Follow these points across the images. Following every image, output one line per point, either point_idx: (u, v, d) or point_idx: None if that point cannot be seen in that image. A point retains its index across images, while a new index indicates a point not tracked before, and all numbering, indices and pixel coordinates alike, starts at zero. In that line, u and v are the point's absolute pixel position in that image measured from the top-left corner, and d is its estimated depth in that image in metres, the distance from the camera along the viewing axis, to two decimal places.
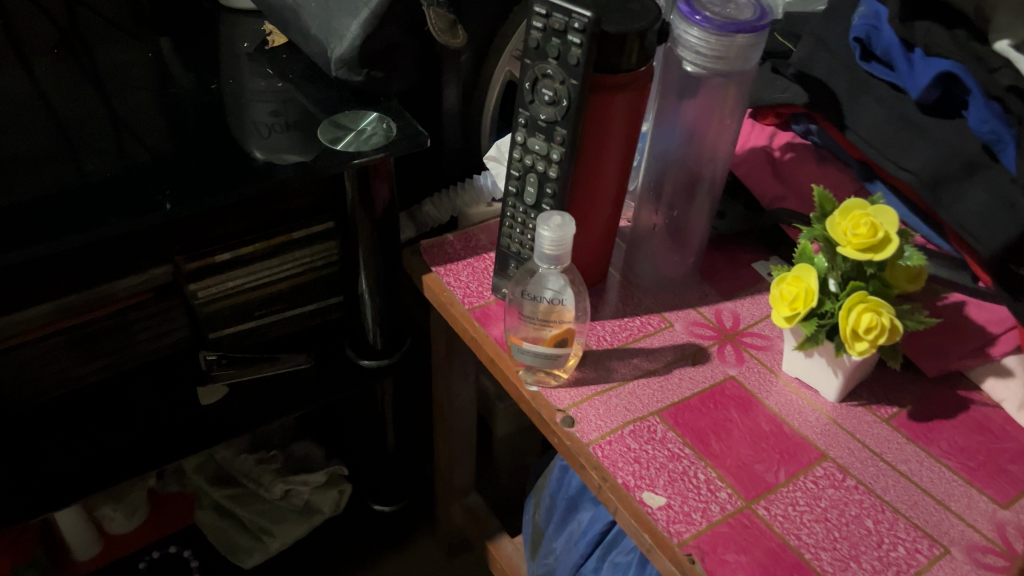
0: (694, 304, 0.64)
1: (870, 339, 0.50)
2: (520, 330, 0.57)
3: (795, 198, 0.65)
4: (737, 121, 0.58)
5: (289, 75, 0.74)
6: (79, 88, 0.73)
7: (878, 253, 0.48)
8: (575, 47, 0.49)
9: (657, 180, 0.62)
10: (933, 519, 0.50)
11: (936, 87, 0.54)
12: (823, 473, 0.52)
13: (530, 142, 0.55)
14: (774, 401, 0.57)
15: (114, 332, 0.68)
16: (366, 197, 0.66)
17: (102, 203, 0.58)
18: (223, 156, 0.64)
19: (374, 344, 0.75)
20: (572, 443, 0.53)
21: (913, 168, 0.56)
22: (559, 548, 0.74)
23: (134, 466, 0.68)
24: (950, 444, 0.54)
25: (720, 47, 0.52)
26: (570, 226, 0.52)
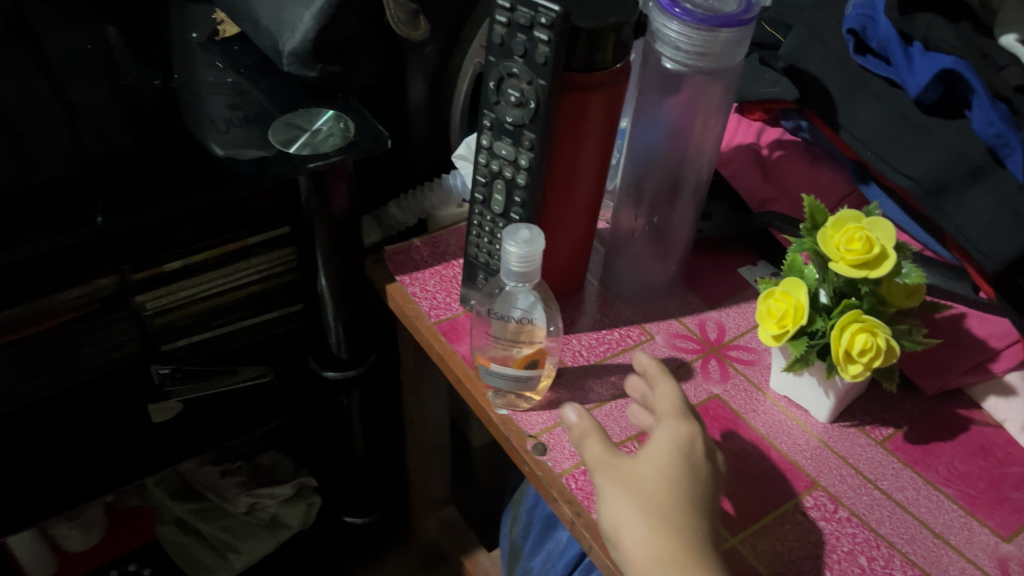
0: (677, 314, 0.60)
1: (864, 362, 0.46)
2: (488, 349, 0.53)
3: (785, 200, 0.61)
4: (722, 121, 0.54)
5: (242, 68, 0.68)
6: (22, 79, 0.68)
7: (874, 270, 0.44)
8: (542, 44, 0.45)
9: (637, 183, 0.58)
10: (931, 555, 0.46)
11: (937, 86, 0.50)
12: (813, 503, 0.48)
13: (496, 146, 0.51)
14: (760, 422, 0.53)
15: (56, 348, 0.64)
16: (324, 200, 0.61)
17: (32, 214, 0.54)
18: (168, 156, 0.59)
19: (339, 355, 0.72)
20: (543, 473, 0.49)
21: (913, 173, 0.52)
22: (536, 567, 0.70)
23: (81, 492, 0.64)
24: (949, 470, 0.50)
25: (703, 43, 0.48)
26: (540, 240, 0.47)
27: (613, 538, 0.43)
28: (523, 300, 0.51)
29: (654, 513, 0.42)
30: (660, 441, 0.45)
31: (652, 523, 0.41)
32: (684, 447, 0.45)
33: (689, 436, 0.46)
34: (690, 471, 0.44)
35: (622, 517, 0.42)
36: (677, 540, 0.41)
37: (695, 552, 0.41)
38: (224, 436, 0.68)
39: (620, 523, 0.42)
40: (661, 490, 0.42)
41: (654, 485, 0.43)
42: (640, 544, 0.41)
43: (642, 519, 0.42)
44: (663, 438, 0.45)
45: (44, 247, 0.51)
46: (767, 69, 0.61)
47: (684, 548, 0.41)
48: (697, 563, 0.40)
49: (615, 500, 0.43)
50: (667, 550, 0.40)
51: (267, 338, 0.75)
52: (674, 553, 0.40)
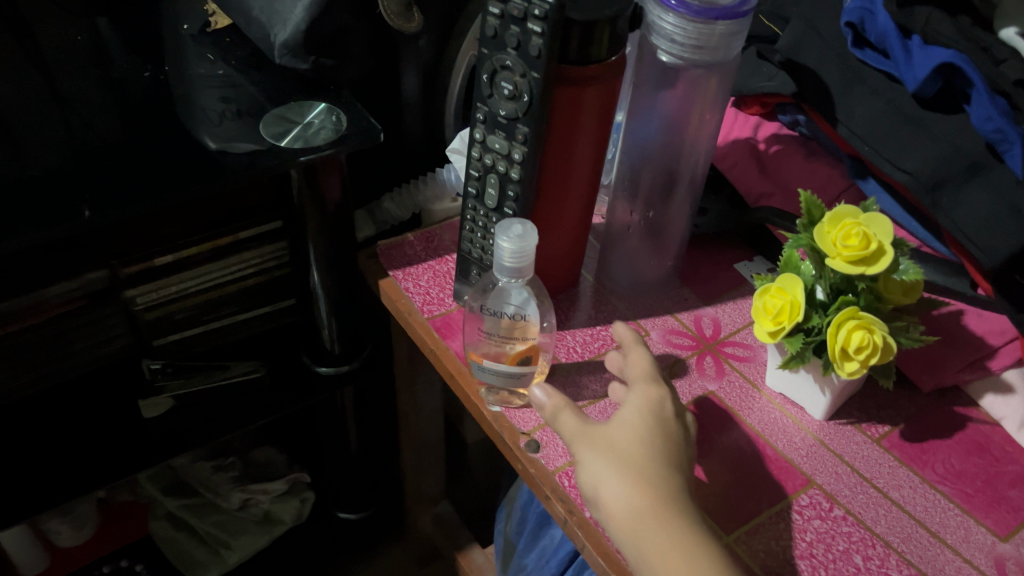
0: (672, 310, 0.60)
1: (860, 359, 0.45)
2: (480, 345, 0.52)
3: (782, 195, 0.61)
4: (718, 115, 0.53)
5: (233, 60, 0.68)
6: (13, 71, 0.67)
7: (871, 267, 0.44)
8: (535, 36, 0.44)
9: (632, 178, 0.57)
10: (927, 555, 0.46)
11: (935, 81, 0.49)
12: (808, 502, 0.48)
13: (490, 140, 0.50)
14: (755, 420, 0.53)
15: (46, 342, 0.63)
16: (317, 194, 0.61)
17: (20, 207, 0.53)
18: (158, 149, 0.59)
19: (332, 351, 0.72)
20: (536, 471, 0.48)
21: (910, 168, 0.51)
22: (530, 564, 0.70)
23: (71, 489, 0.63)
24: (946, 469, 0.50)
25: (699, 35, 0.47)
26: (533, 235, 0.47)
27: (591, 497, 0.43)
28: (517, 296, 0.51)
29: (629, 468, 0.43)
30: (631, 406, 0.47)
31: (627, 476, 0.42)
32: (654, 411, 0.46)
33: (659, 401, 0.47)
34: (661, 431, 0.45)
35: (598, 475, 0.43)
36: (652, 492, 0.42)
37: (671, 503, 0.41)
38: (216, 432, 0.67)
39: (597, 481, 0.43)
40: (634, 448, 0.44)
41: (627, 444, 0.44)
42: (617, 498, 0.42)
43: (617, 474, 0.43)
44: (634, 404, 0.47)
45: (31, 240, 0.51)
46: (764, 62, 0.60)
47: (660, 498, 0.41)
48: (673, 512, 0.41)
49: (590, 460, 0.44)
50: (643, 501, 0.41)
51: (260, 332, 0.74)
52: (650, 504, 0.41)
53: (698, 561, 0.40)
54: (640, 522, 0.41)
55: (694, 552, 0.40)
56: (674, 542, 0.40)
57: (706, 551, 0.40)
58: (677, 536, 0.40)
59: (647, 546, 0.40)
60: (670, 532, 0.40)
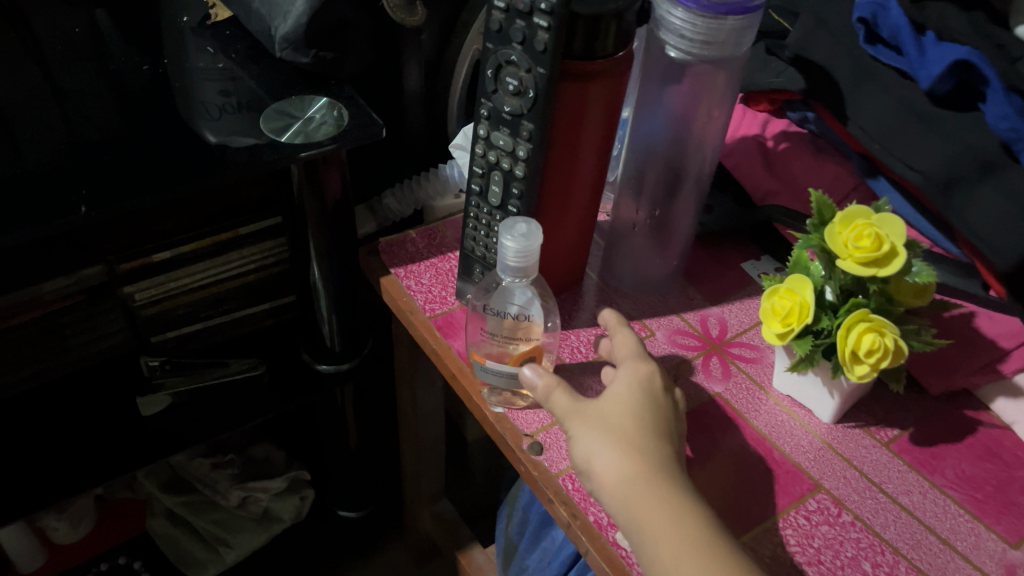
0: (678, 310, 0.59)
1: (871, 362, 0.44)
2: (484, 346, 0.52)
3: (790, 193, 0.60)
4: (727, 112, 0.52)
5: (233, 53, 0.67)
6: (11, 64, 0.66)
7: (882, 269, 0.43)
8: (542, 31, 0.43)
9: (638, 175, 0.56)
10: (937, 562, 0.45)
11: (949, 78, 0.48)
12: (816, 507, 0.47)
13: (493, 136, 0.49)
14: (762, 422, 0.52)
15: (42, 338, 0.62)
16: (317, 189, 0.60)
17: (14, 202, 0.52)
18: (157, 142, 0.58)
19: (331, 347, 0.70)
20: (539, 474, 0.48)
21: (923, 167, 0.50)
22: (531, 565, 0.69)
23: (68, 486, 0.63)
24: (956, 473, 0.49)
25: (708, 30, 0.46)
26: (537, 234, 0.46)
27: (584, 468, 0.43)
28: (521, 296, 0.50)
29: (620, 438, 0.43)
30: (621, 380, 0.47)
31: (619, 445, 0.42)
32: (644, 384, 0.46)
33: (649, 375, 0.47)
34: (652, 403, 0.45)
35: (590, 445, 0.43)
36: (644, 460, 0.41)
37: (661, 470, 0.41)
38: (214, 429, 0.67)
39: (589, 450, 0.43)
40: (626, 419, 0.43)
41: (618, 416, 0.44)
42: (609, 467, 0.42)
43: (609, 444, 0.42)
44: (624, 378, 0.47)
45: (26, 235, 0.50)
46: (773, 58, 0.59)
47: (652, 467, 0.41)
48: (664, 479, 0.41)
49: (582, 431, 0.44)
50: (635, 469, 0.41)
51: (259, 329, 0.73)
52: (642, 472, 0.41)
53: (689, 527, 0.40)
54: (632, 489, 0.41)
55: (686, 519, 0.40)
56: (666, 509, 0.40)
57: (697, 517, 0.40)
58: (668, 502, 0.40)
59: (638, 512, 0.40)
60: (662, 498, 0.40)
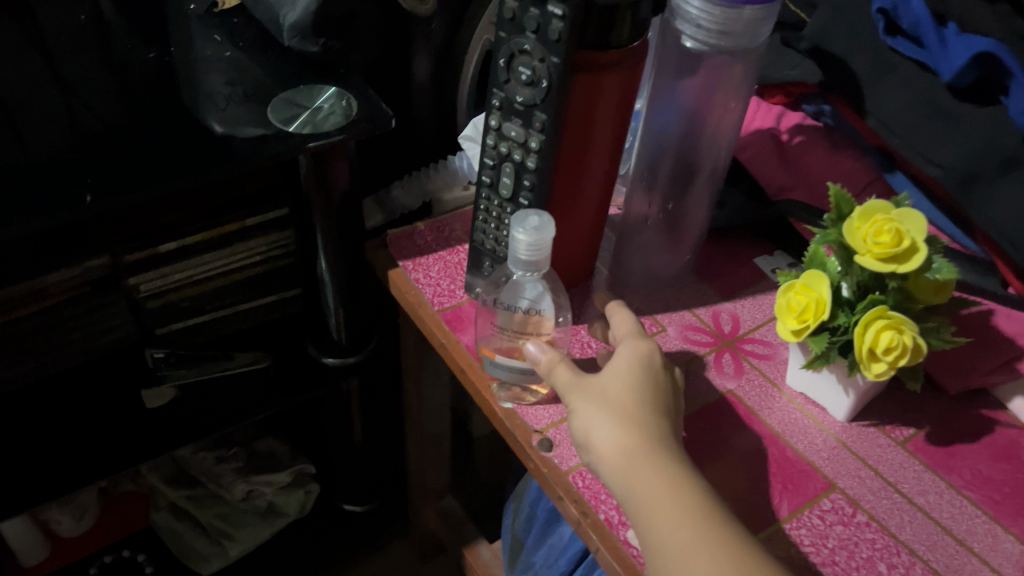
0: (690, 305, 0.58)
1: (888, 360, 0.43)
2: (494, 340, 0.51)
3: (806, 190, 0.58)
4: (742, 105, 0.51)
5: (240, 42, 0.66)
6: (14, 52, 0.66)
7: (902, 265, 0.42)
8: (556, 19, 0.43)
9: (651, 168, 0.55)
10: (954, 564, 0.44)
11: (972, 69, 0.47)
12: (831, 506, 0.46)
13: (505, 127, 0.48)
14: (775, 420, 0.51)
15: (45, 331, 0.62)
16: (324, 180, 0.59)
17: (18, 192, 0.51)
18: (163, 132, 0.57)
19: (339, 341, 0.70)
20: (549, 471, 0.47)
21: (943, 162, 0.49)
22: (538, 562, 0.68)
23: (71, 480, 0.62)
24: (973, 474, 0.48)
25: (725, 21, 0.45)
26: (549, 226, 0.45)
27: (584, 443, 0.44)
28: (531, 290, 0.49)
29: (620, 413, 0.43)
30: (621, 357, 0.47)
31: (618, 420, 0.43)
32: (644, 361, 0.46)
33: (649, 354, 0.47)
34: (651, 380, 0.45)
35: (589, 419, 0.43)
36: (642, 434, 0.42)
37: (659, 442, 0.42)
38: (218, 424, 0.66)
39: (589, 424, 0.43)
40: (625, 394, 0.44)
41: (617, 390, 0.44)
42: (607, 439, 0.42)
43: (609, 418, 0.43)
44: (624, 354, 0.47)
45: (29, 226, 0.49)
46: (789, 51, 0.59)
47: (649, 438, 0.42)
48: (662, 452, 0.41)
49: (582, 406, 0.44)
50: (632, 440, 0.41)
51: (264, 322, 0.73)
52: (639, 443, 0.41)
53: (684, 495, 0.39)
54: (629, 460, 0.41)
55: (680, 485, 0.40)
56: (661, 476, 0.40)
57: (693, 487, 0.40)
58: (665, 472, 0.40)
59: (634, 481, 0.40)
60: (658, 468, 0.40)
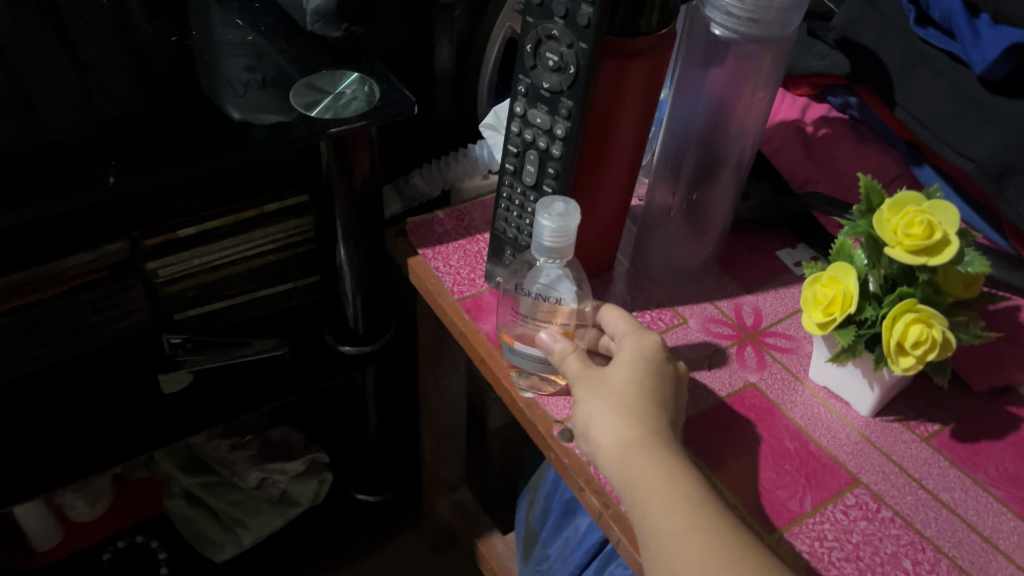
0: (712, 298, 0.58)
1: (917, 354, 0.43)
2: (514, 328, 0.50)
3: (830, 181, 0.58)
4: (770, 95, 0.50)
5: (262, 27, 0.65)
6: (33, 35, 0.65)
7: (933, 258, 0.41)
8: (585, 5, 0.42)
9: (675, 158, 0.55)
10: (980, 560, 0.43)
11: (1005, 61, 0.46)
12: (854, 501, 0.46)
13: (531, 114, 0.48)
14: (798, 413, 0.51)
15: (63, 315, 0.62)
16: (345, 166, 0.59)
17: (39, 174, 0.51)
18: (186, 115, 0.57)
19: (355, 329, 0.70)
20: (570, 461, 0.46)
21: (975, 155, 0.48)
22: (553, 554, 0.68)
23: (85, 466, 0.62)
24: (998, 471, 0.48)
25: (756, 8, 0.45)
26: (573, 213, 0.45)
27: (583, 434, 0.43)
28: (553, 277, 0.49)
29: (620, 404, 0.43)
30: (625, 349, 0.46)
31: (618, 411, 0.42)
32: (647, 353, 0.46)
33: (653, 347, 0.47)
34: (653, 372, 0.45)
35: (591, 411, 0.43)
36: (641, 426, 0.41)
37: (658, 435, 0.41)
38: (234, 410, 0.66)
39: (589, 416, 0.43)
40: (626, 386, 0.43)
41: (619, 383, 0.44)
42: (607, 431, 0.42)
43: (609, 409, 0.43)
44: (626, 348, 0.47)
45: (50, 208, 0.49)
46: (816, 41, 0.58)
47: (648, 431, 0.41)
48: (660, 444, 0.41)
49: (584, 399, 0.44)
50: (631, 433, 0.41)
51: (282, 309, 0.73)
52: (639, 436, 0.41)
53: (680, 486, 0.39)
54: (627, 451, 0.41)
55: (677, 478, 0.39)
56: (661, 470, 0.40)
57: (689, 478, 0.40)
58: (662, 463, 0.40)
59: (631, 472, 0.40)
60: (655, 459, 0.40)
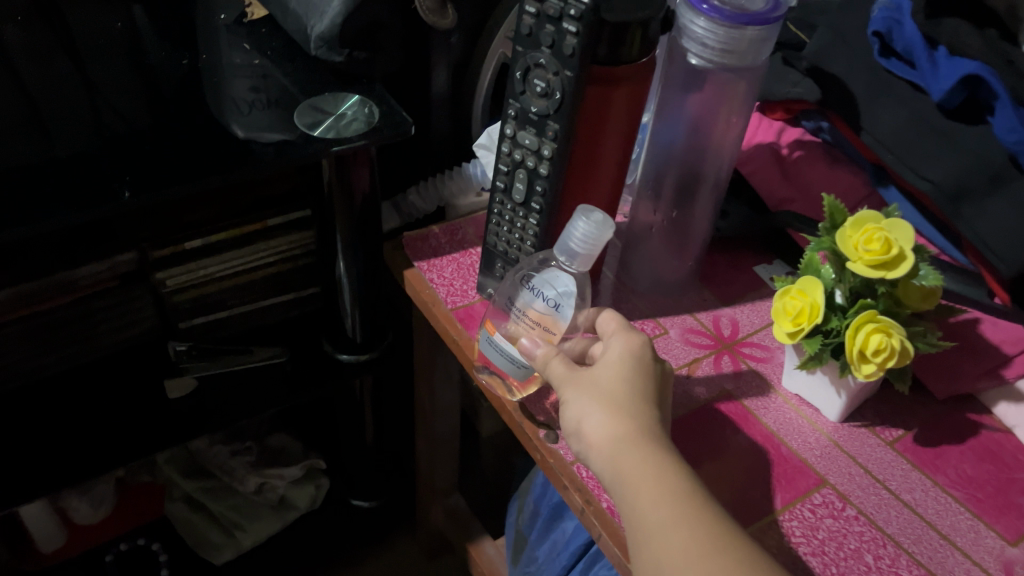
0: (691, 310, 0.61)
1: (878, 362, 0.46)
2: (504, 323, 0.53)
3: (804, 201, 0.61)
4: (744, 120, 0.54)
5: (268, 49, 0.69)
6: (47, 56, 0.69)
7: (891, 271, 0.45)
8: (570, 35, 0.45)
9: (657, 178, 0.58)
10: (937, 556, 0.46)
11: (959, 90, 0.50)
12: (822, 501, 0.49)
13: (520, 136, 0.51)
14: (771, 419, 0.54)
15: (74, 322, 0.65)
16: (346, 185, 0.62)
17: (59, 188, 0.54)
18: (197, 133, 0.60)
19: (354, 338, 0.73)
20: (555, 461, 0.50)
21: (935, 177, 0.52)
22: (541, 556, 0.71)
23: (94, 467, 0.65)
24: (957, 474, 0.51)
25: (729, 40, 0.48)
26: (610, 224, 0.47)
27: (574, 432, 0.46)
28: (550, 274, 0.50)
29: (610, 402, 0.45)
30: (613, 348, 0.48)
31: (608, 411, 0.44)
32: (635, 352, 0.48)
33: (641, 345, 0.49)
34: (641, 370, 0.47)
35: (581, 410, 0.45)
36: (631, 424, 0.44)
37: (648, 432, 0.43)
38: (236, 416, 0.69)
39: (580, 414, 0.45)
40: (615, 384, 0.46)
41: (608, 382, 0.46)
42: (597, 428, 0.44)
43: (599, 408, 0.45)
44: (615, 346, 0.49)
45: (67, 220, 0.52)
46: (790, 69, 0.61)
47: (637, 428, 0.43)
48: (648, 441, 0.43)
49: (574, 398, 0.46)
50: (621, 430, 0.43)
51: (283, 319, 0.76)
52: (629, 433, 0.43)
53: (668, 481, 0.41)
54: (618, 447, 0.43)
55: (666, 473, 0.42)
56: (650, 465, 0.42)
57: (677, 471, 0.42)
58: (652, 459, 0.42)
59: (622, 467, 0.42)
60: (646, 454, 0.42)
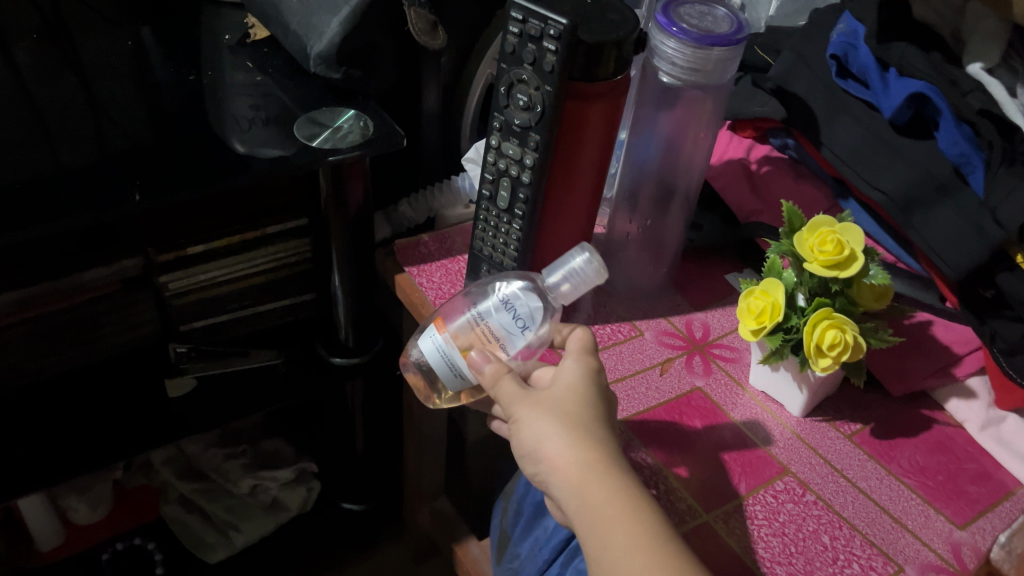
0: (666, 313, 0.65)
1: (833, 355, 0.49)
2: (454, 324, 0.52)
3: (771, 212, 0.65)
4: (712, 134, 0.58)
5: (269, 69, 0.73)
6: (60, 72, 0.72)
7: (843, 271, 0.49)
8: (549, 53, 0.50)
9: (633, 189, 0.62)
10: (889, 537, 0.50)
11: (908, 107, 0.55)
12: (783, 487, 0.52)
13: (504, 146, 0.55)
14: (739, 413, 0.57)
15: (80, 325, 0.68)
16: (341, 197, 0.66)
17: (72, 193, 0.58)
18: (200, 145, 0.64)
19: (346, 342, 0.76)
20: None
21: (886, 188, 0.56)
22: (524, 553, 0.73)
23: (96, 460, 0.68)
24: (910, 463, 0.54)
25: (696, 59, 0.52)
26: (604, 272, 0.52)
27: (533, 453, 0.45)
28: (525, 291, 0.52)
29: (572, 427, 0.45)
30: (570, 370, 0.48)
31: (572, 435, 0.44)
32: (592, 378, 0.48)
33: (594, 368, 0.49)
34: (598, 395, 0.47)
35: (541, 432, 0.45)
36: (596, 450, 0.44)
37: (611, 459, 0.44)
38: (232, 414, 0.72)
39: (540, 435, 0.45)
40: (578, 408, 0.46)
41: (570, 404, 0.46)
42: (561, 452, 0.44)
43: (562, 432, 0.44)
44: (573, 368, 0.48)
45: (81, 222, 0.56)
46: (757, 91, 0.66)
47: (602, 456, 0.44)
48: (614, 469, 0.44)
49: (532, 418, 0.45)
50: (587, 456, 0.44)
51: (280, 325, 0.79)
52: (594, 460, 0.44)
53: (637, 514, 0.42)
54: (585, 473, 0.43)
55: (637, 509, 0.42)
56: (619, 496, 0.43)
57: (643, 503, 0.43)
58: (621, 490, 0.43)
59: (590, 494, 0.43)
60: (614, 483, 0.43)
